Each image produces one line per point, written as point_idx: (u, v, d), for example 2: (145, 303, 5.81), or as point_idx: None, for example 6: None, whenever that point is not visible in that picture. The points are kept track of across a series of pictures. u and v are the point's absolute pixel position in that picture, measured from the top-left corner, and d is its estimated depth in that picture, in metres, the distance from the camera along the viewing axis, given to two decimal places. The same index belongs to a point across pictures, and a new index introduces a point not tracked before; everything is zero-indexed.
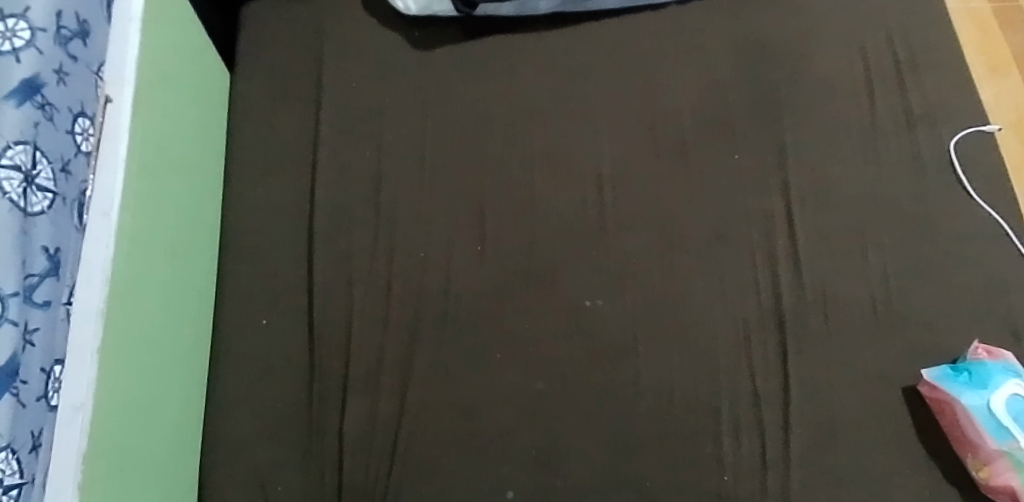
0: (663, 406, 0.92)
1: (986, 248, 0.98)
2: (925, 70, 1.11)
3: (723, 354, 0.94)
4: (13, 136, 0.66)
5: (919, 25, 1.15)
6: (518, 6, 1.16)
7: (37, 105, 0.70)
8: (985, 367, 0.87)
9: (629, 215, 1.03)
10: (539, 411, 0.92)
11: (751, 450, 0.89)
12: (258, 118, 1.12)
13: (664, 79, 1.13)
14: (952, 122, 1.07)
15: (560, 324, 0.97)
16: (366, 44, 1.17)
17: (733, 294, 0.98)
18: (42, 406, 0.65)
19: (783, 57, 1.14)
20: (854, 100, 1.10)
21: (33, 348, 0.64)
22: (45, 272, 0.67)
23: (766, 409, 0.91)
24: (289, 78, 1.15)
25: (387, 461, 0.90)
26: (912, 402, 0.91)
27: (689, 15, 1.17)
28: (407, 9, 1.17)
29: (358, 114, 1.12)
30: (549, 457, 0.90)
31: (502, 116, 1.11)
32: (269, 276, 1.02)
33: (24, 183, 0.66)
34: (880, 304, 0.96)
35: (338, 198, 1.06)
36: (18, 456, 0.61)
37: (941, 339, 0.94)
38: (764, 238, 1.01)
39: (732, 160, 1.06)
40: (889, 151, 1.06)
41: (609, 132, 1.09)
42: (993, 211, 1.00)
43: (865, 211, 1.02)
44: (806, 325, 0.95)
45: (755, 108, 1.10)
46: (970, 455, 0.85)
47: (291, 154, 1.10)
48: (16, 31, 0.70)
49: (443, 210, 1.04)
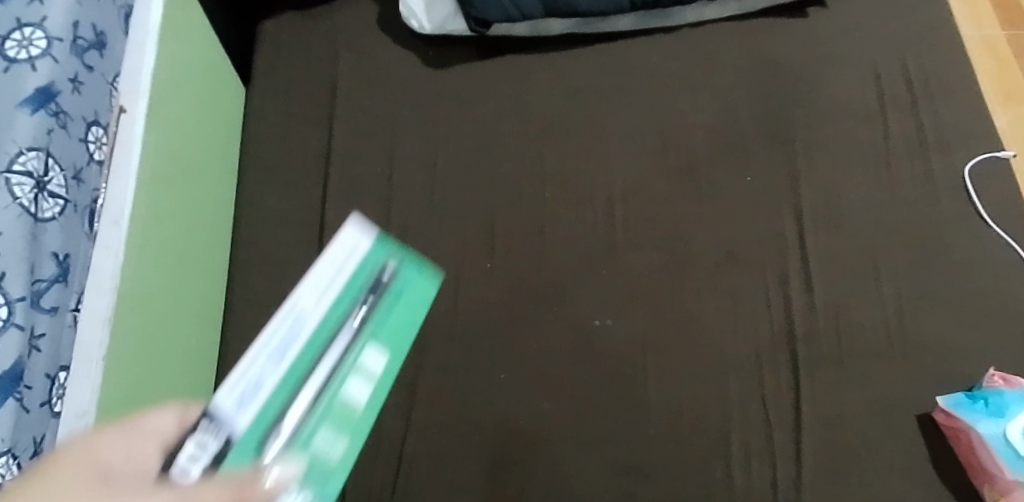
0: (672, 428, 0.90)
1: (1002, 274, 0.97)
2: (940, 95, 1.10)
3: (733, 377, 0.93)
4: (25, 142, 0.67)
5: (933, 48, 1.14)
6: (531, 27, 1.16)
7: (50, 112, 0.71)
8: (1002, 396, 0.85)
9: (638, 234, 1.03)
10: (545, 430, 0.91)
11: (761, 475, 0.87)
12: (271, 132, 1.13)
13: (676, 100, 1.13)
14: (965, 146, 1.06)
15: (568, 342, 0.96)
16: (380, 62, 1.18)
17: (745, 315, 0.97)
18: (44, 412, 0.65)
19: (796, 79, 1.13)
20: (867, 123, 1.09)
21: (38, 353, 0.65)
22: (53, 277, 0.68)
23: (777, 433, 0.89)
24: (303, 94, 1.16)
25: (392, 477, 0.89)
26: (928, 429, 0.89)
27: (702, 37, 1.18)
28: (421, 28, 1.17)
29: (370, 130, 1.12)
30: (555, 478, 0.88)
31: (514, 135, 1.11)
32: (279, 289, 1.02)
33: (36, 189, 0.67)
34: (895, 329, 0.95)
35: (349, 213, 1.06)
36: (18, 461, 0.61)
37: (956, 364, 0.92)
38: (776, 260, 1.00)
39: (743, 182, 1.06)
40: (901, 175, 1.05)
41: (621, 153, 1.09)
42: (1008, 236, 0.99)
43: (878, 234, 1.01)
44: (818, 349, 0.94)
45: (768, 130, 1.10)
46: (987, 486, 0.83)
47: (303, 169, 1.10)
48: (33, 40, 0.72)
49: (452, 227, 1.04)
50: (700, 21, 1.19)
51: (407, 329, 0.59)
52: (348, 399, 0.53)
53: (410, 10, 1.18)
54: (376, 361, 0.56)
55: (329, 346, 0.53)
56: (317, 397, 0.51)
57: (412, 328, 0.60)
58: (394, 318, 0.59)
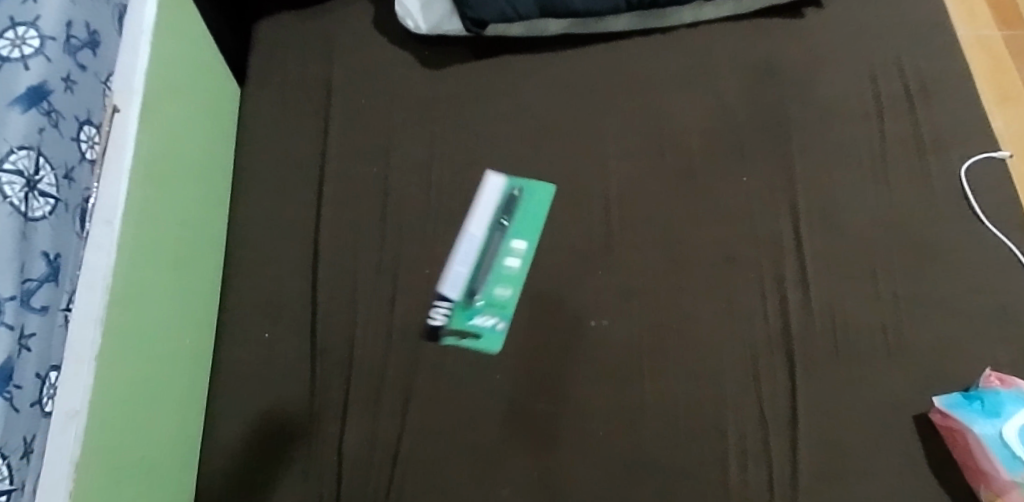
0: (668, 429, 0.90)
1: (998, 274, 0.97)
2: (936, 96, 1.10)
3: (730, 378, 0.93)
4: (16, 141, 0.67)
5: (929, 49, 1.14)
6: (527, 27, 1.16)
7: (42, 111, 0.70)
8: (998, 396, 0.85)
9: (634, 235, 1.03)
10: (541, 432, 0.91)
11: (757, 475, 0.87)
12: (267, 133, 1.13)
13: (672, 101, 1.13)
14: (961, 146, 1.06)
15: (564, 343, 0.96)
16: (376, 63, 1.17)
17: (741, 315, 0.96)
18: (36, 412, 0.65)
19: (792, 80, 1.13)
20: (863, 123, 1.09)
21: (28, 353, 0.65)
22: (43, 277, 0.67)
23: (773, 434, 0.89)
24: (299, 95, 1.16)
25: (387, 479, 0.89)
26: (924, 430, 0.88)
27: (698, 37, 1.18)
28: (417, 28, 1.17)
29: (365, 131, 1.12)
30: (551, 480, 0.88)
31: (510, 136, 1.11)
32: (274, 290, 1.02)
33: (25, 188, 0.67)
34: (891, 329, 0.94)
35: (344, 214, 1.06)
36: (8, 462, 0.61)
37: (952, 365, 0.92)
38: (772, 260, 1.00)
39: (739, 182, 1.06)
40: (898, 175, 1.05)
41: (617, 153, 1.09)
42: (1004, 236, 0.99)
43: (874, 234, 1.01)
44: (814, 350, 0.94)
45: (764, 131, 1.10)
46: (984, 487, 0.83)
47: (299, 170, 1.10)
48: (26, 39, 0.72)
49: (449, 228, 1.04)
50: (696, 22, 1.18)
51: (532, 230, 1.04)
52: (507, 268, 1.01)
53: (405, 10, 1.17)
54: (517, 257, 1.02)
55: (488, 247, 1.03)
56: (484, 275, 1.01)
57: (537, 229, 1.04)
58: (520, 211, 1.05)
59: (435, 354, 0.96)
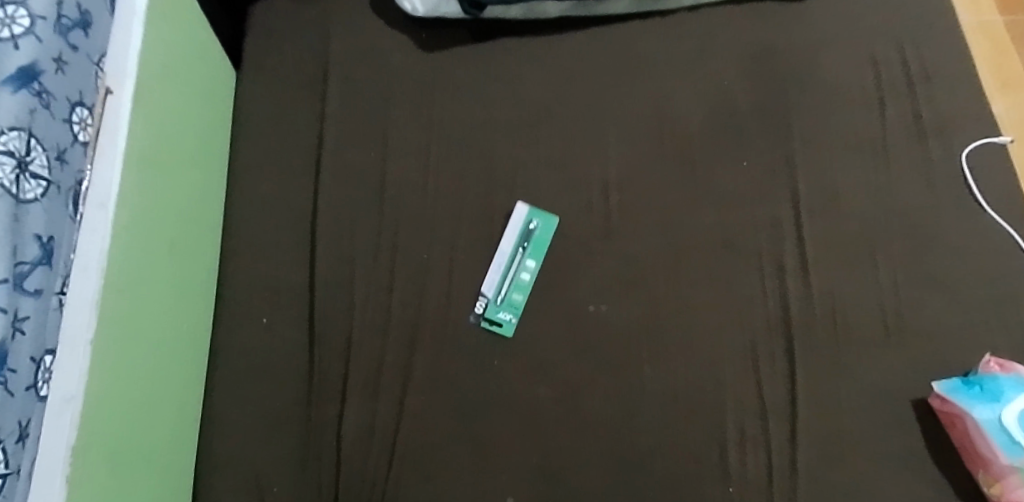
0: (667, 415, 0.90)
1: (997, 260, 0.96)
2: (937, 80, 1.09)
3: (729, 363, 0.92)
4: (6, 122, 0.66)
5: (931, 32, 1.13)
6: (526, 9, 1.14)
7: (33, 92, 0.69)
8: (997, 381, 0.85)
9: (633, 220, 1.02)
10: (540, 417, 0.91)
11: (756, 461, 0.87)
12: (263, 117, 1.12)
13: (671, 85, 1.11)
14: (962, 131, 1.05)
15: (563, 329, 0.95)
16: (372, 45, 1.16)
17: (741, 301, 0.96)
18: (31, 396, 0.65)
19: (793, 64, 1.12)
20: (864, 108, 1.08)
21: (22, 337, 0.64)
22: (36, 260, 0.67)
23: (772, 420, 0.89)
24: (295, 78, 1.14)
25: (387, 464, 0.89)
26: (923, 415, 0.89)
27: (698, 19, 1.16)
28: (415, 10, 1.15)
29: (362, 115, 1.11)
30: (550, 465, 0.88)
31: (508, 120, 1.10)
32: (271, 275, 1.01)
33: (17, 170, 0.66)
34: (890, 315, 0.94)
35: (342, 198, 1.05)
36: (4, 447, 0.61)
37: (951, 350, 0.92)
38: (771, 246, 0.99)
39: (739, 167, 1.05)
40: (898, 160, 1.04)
41: (617, 138, 1.08)
42: (1005, 222, 0.98)
43: (874, 220, 1.00)
44: (813, 335, 0.93)
45: (764, 115, 1.09)
46: (982, 471, 0.83)
47: (296, 154, 1.09)
48: (16, 18, 0.70)
49: (447, 212, 1.03)
50: (696, 6, 1.17)
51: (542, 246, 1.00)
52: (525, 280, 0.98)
53: None
54: (530, 271, 0.99)
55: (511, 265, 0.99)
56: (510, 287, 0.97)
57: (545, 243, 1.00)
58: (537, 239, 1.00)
59: (435, 340, 0.95)
